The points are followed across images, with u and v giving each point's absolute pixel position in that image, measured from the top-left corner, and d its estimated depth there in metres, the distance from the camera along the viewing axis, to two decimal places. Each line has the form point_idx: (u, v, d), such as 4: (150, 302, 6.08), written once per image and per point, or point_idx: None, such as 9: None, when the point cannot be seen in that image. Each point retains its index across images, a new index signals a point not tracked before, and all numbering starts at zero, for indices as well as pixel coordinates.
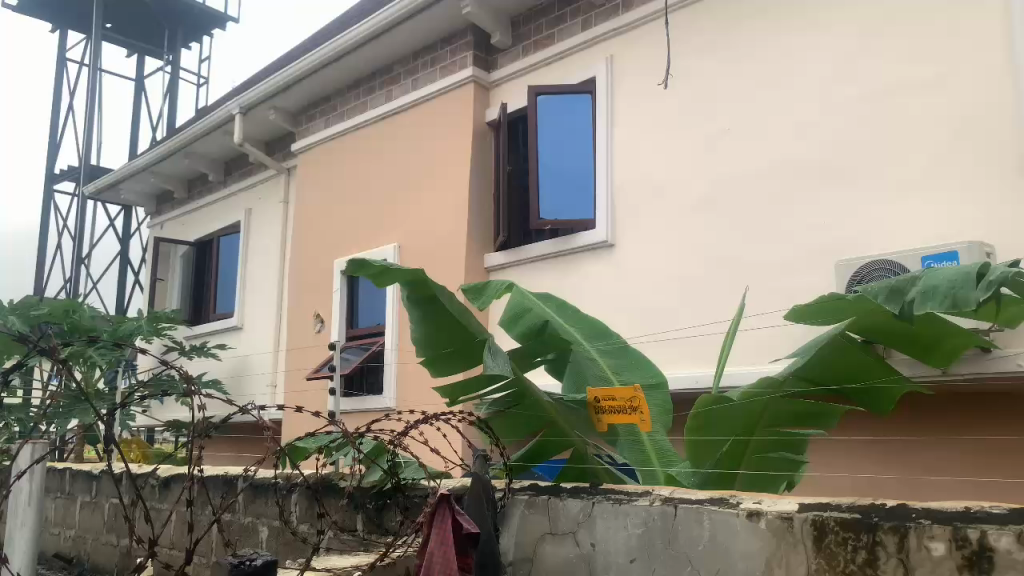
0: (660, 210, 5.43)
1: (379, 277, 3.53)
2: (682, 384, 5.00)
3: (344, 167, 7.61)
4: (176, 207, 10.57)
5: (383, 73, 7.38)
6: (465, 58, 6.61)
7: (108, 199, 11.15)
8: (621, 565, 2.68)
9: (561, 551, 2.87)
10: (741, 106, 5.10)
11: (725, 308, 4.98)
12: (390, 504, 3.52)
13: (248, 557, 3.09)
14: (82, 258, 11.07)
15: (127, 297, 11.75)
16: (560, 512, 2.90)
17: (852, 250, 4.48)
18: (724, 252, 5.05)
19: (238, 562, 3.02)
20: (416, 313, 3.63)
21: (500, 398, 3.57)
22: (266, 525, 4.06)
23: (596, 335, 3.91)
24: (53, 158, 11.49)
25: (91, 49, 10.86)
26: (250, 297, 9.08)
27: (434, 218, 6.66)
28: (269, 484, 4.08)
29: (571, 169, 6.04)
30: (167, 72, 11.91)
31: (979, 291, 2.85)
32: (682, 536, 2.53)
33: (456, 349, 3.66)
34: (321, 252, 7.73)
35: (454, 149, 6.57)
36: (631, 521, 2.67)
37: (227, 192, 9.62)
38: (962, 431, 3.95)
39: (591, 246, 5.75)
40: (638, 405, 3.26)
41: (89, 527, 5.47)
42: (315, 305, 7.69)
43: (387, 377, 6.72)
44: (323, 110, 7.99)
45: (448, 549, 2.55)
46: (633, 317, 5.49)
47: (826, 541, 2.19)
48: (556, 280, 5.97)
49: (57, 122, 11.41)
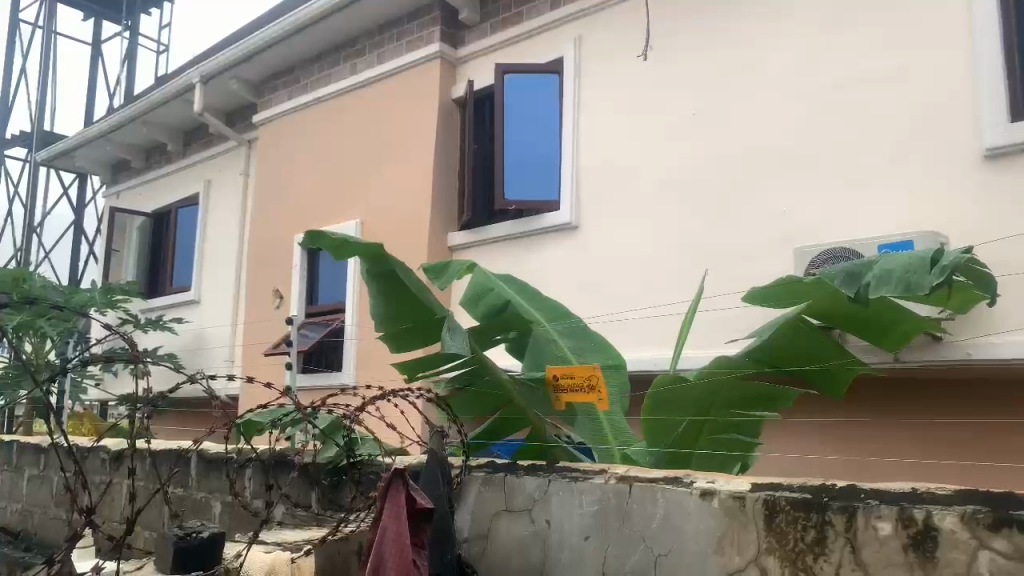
0: (625, 192, 5.42)
1: (338, 250, 3.46)
2: (641, 365, 5.03)
3: (307, 140, 7.48)
4: (134, 176, 10.33)
5: (347, 45, 7.25)
6: (432, 33, 6.54)
7: (62, 166, 10.84)
8: (575, 543, 2.69)
9: (516, 528, 2.87)
10: (707, 91, 5.10)
11: (685, 291, 5.02)
12: (345, 480, 3.48)
13: (196, 528, 3.06)
14: (34, 228, 10.78)
15: (81, 268, 11.48)
16: (516, 489, 2.91)
17: (812, 238, 4.53)
18: (688, 234, 5.05)
19: (184, 534, 2.97)
20: (374, 288, 3.55)
21: (459, 375, 3.55)
22: (218, 500, 3.99)
23: (557, 317, 3.92)
24: (4, 122, 11.12)
25: (45, 11, 10.51)
26: (208, 269, 8.92)
27: (396, 194, 6.59)
28: (222, 458, 4.00)
29: (537, 149, 6.03)
30: (125, 38, 11.60)
31: (933, 276, 2.90)
32: (635, 514, 2.55)
33: (415, 325, 3.59)
34: (281, 227, 7.62)
35: (418, 126, 6.51)
36: (586, 498, 2.69)
37: (186, 162, 9.40)
38: (912, 415, 4.05)
39: (555, 227, 5.73)
40: (595, 384, 3.19)
41: (38, 500, 5.34)
42: (273, 282, 7.61)
43: (345, 355, 6.69)
44: (286, 81, 7.82)
45: (401, 525, 2.48)
46: (597, 296, 5.48)
47: (777, 520, 2.22)
48: (519, 259, 5.95)
49: (8, 84, 11.02)
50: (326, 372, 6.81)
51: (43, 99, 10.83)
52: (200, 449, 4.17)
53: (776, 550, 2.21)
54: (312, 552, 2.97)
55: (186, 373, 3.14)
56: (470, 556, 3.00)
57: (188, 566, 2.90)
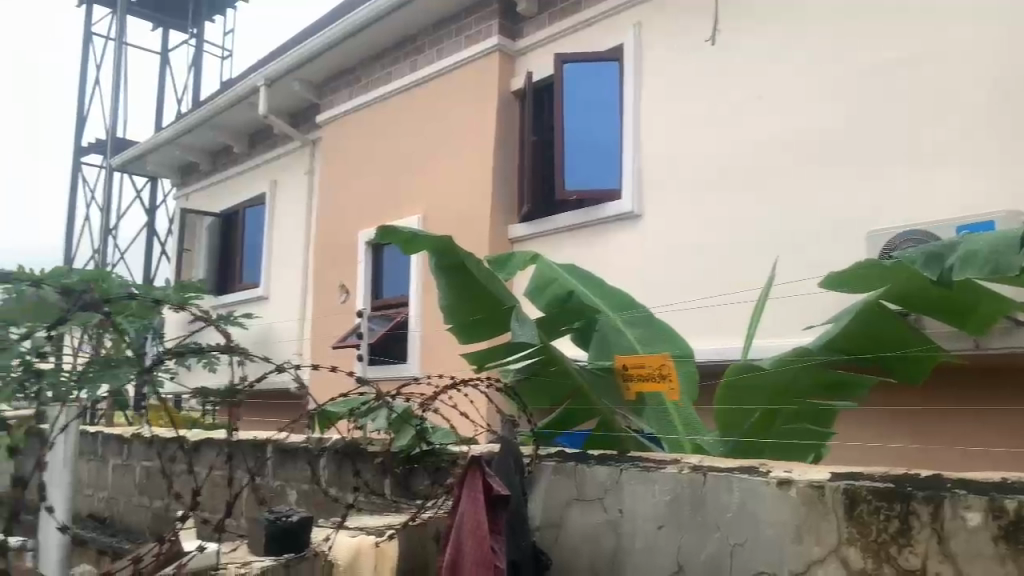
0: (687, 180, 5.36)
1: (409, 246, 3.49)
2: (708, 355, 4.98)
3: (371, 138, 7.57)
4: (203, 178, 10.64)
5: (407, 43, 7.32)
6: (490, 27, 6.56)
7: (135, 171, 11.23)
8: (649, 532, 2.68)
9: (589, 517, 2.88)
10: (770, 75, 5.00)
11: (752, 279, 4.94)
12: (417, 468, 3.56)
13: (286, 512, 3.14)
14: (110, 230, 11.20)
15: (155, 268, 11.90)
16: (588, 479, 2.91)
17: (884, 221, 4.40)
18: (753, 220, 4.97)
19: (275, 517, 3.05)
20: (443, 282, 3.59)
21: (526, 366, 3.57)
22: (295, 488, 4.11)
23: (621, 307, 3.91)
24: (81, 130, 11.58)
25: (117, 22, 10.90)
26: (276, 266, 9.15)
27: (458, 188, 6.64)
28: (299, 447, 4.11)
29: (598, 139, 6.00)
30: (192, 46, 11.95)
31: (1022, 258, 2.78)
32: (710, 503, 2.52)
33: (484, 318, 3.62)
34: (345, 224, 7.76)
35: (479, 120, 6.54)
36: (659, 488, 2.67)
37: (252, 163, 9.63)
38: (993, 403, 3.91)
39: (617, 217, 5.69)
40: (666, 372, 3.15)
41: (121, 488, 5.58)
42: (340, 278, 7.76)
43: (410, 348, 6.78)
44: (348, 80, 7.94)
45: (480, 511, 2.53)
46: (661, 286, 5.43)
47: (859, 510, 2.17)
48: (582, 250, 5.94)
49: (84, 93, 11.47)
50: (393, 365, 6.93)
51: (116, 107, 11.24)
52: (277, 439, 4.28)
53: (857, 540, 2.17)
54: (396, 537, 3.08)
55: (276, 362, 3.17)
56: (543, 544, 3.02)
57: (281, 549, 2.99)
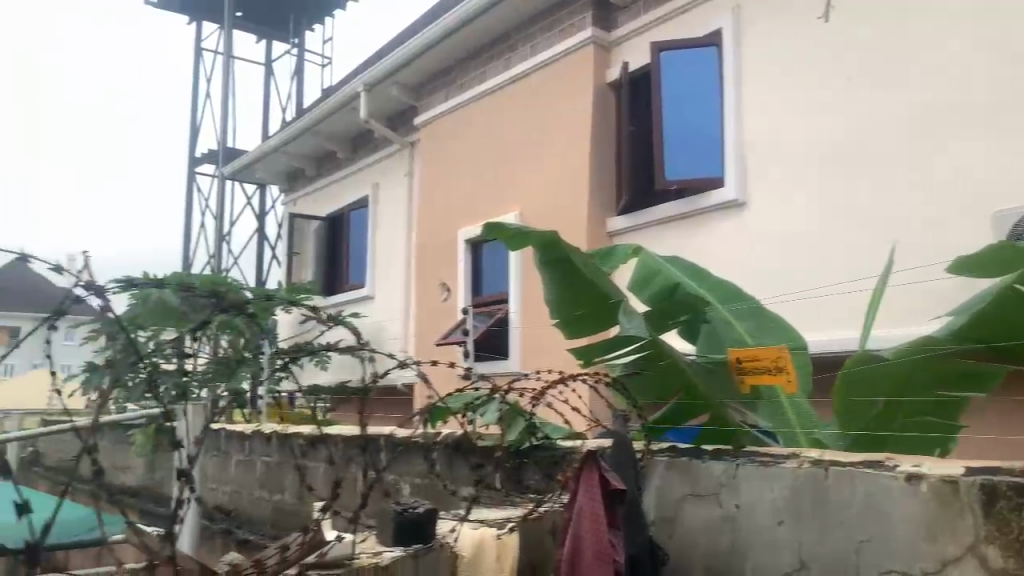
0: (793, 165, 5.19)
1: (515, 242, 3.52)
2: (820, 345, 4.82)
3: (467, 136, 7.67)
4: (309, 184, 11.05)
5: (501, 40, 7.36)
6: (584, 19, 6.53)
7: (245, 179, 11.77)
8: (768, 528, 2.62)
9: (704, 512, 2.83)
10: (879, 52, 4.79)
11: (866, 266, 4.74)
12: (527, 463, 3.60)
13: (410, 504, 3.23)
14: (224, 236, 11.78)
15: (266, 271, 12.44)
16: (702, 474, 2.86)
17: (1011, 201, 4.14)
18: (866, 205, 4.77)
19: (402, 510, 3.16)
20: (549, 276, 3.61)
21: (634, 360, 3.56)
22: (408, 482, 4.22)
23: (729, 298, 3.84)
24: (195, 142, 12.22)
25: (224, 36, 11.43)
26: (380, 266, 9.42)
27: (555, 183, 6.64)
28: (410, 441, 4.22)
29: (698, 128, 5.89)
30: (293, 55, 12.39)
31: None
32: (833, 499, 2.44)
33: (591, 311, 3.60)
34: (445, 222, 7.90)
35: (575, 113, 6.52)
36: (777, 483, 2.61)
37: (355, 167, 9.93)
38: None
39: (720, 206, 5.57)
40: (783, 365, 3.10)
41: (243, 482, 5.87)
42: (441, 276, 7.90)
43: (512, 343, 6.84)
44: (444, 81, 8.07)
45: (597, 506, 2.56)
46: (768, 276, 5.28)
47: (998, 507, 2.06)
48: (683, 241, 5.85)
49: (197, 107, 12.10)
50: (497, 361, 7.02)
51: (226, 119, 11.79)
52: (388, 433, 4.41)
53: (997, 539, 2.06)
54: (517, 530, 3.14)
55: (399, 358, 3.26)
56: (657, 539, 2.99)
57: (407, 540, 3.09)
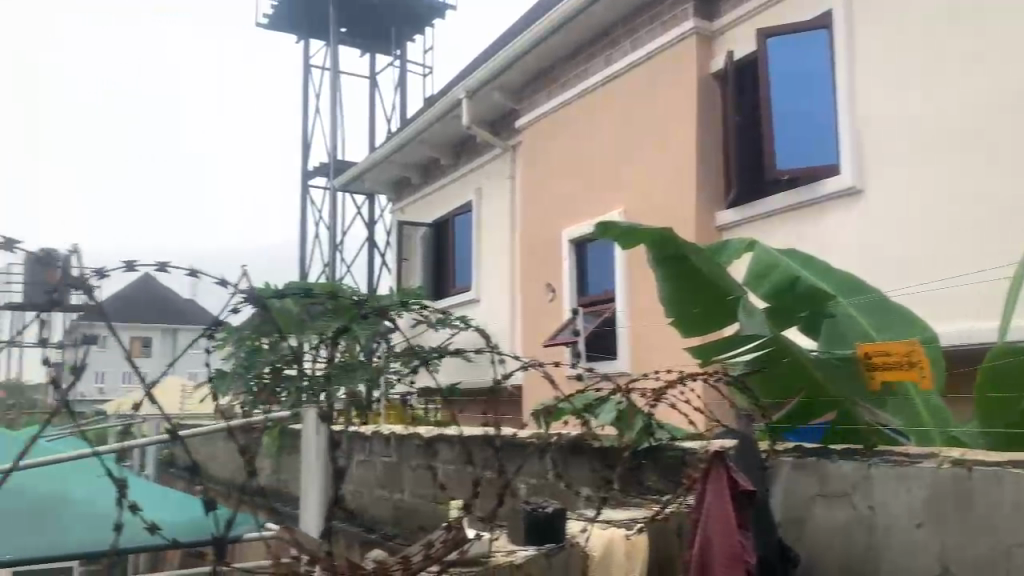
0: (914, 148, 4.93)
1: (627, 240, 3.49)
2: (951, 338, 4.56)
3: (569, 136, 7.67)
4: (415, 191, 11.32)
5: (600, 37, 7.32)
6: (685, 10, 6.42)
7: (354, 189, 12.18)
8: (907, 531, 2.50)
9: (836, 514, 2.73)
10: (1007, 23, 4.49)
11: (1001, 252, 4.45)
12: (646, 464, 3.57)
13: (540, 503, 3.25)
14: (337, 245, 12.22)
15: (376, 277, 12.82)
16: (832, 474, 2.76)
17: None
18: (997, 187, 4.48)
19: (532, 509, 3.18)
20: (664, 274, 3.57)
21: (756, 357, 3.48)
22: (524, 482, 4.26)
23: (852, 291, 3.73)
24: (307, 156, 12.74)
25: (331, 53, 11.87)
26: (486, 270, 9.53)
27: (661, 179, 6.55)
28: (524, 442, 4.25)
29: (810, 115, 5.69)
30: (396, 66, 12.73)
31: None
32: (978, 501, 2.31)
33: (706, 309, 3.54)
34: (549, 223, 7.92)
35: (679, 107, 6.41)
36: (916, 483, 2.49)
37: (459, 173, 10.09)
38: None
39: (837, 195, 5.34)
40: (917, 359, 2.90)
41: (364, 482, 6.07)
42: (547, 277, 7.93)
43: (621, 343, 6.79)
44: (544, 82, 8.10)
45: (727, 508, 2.50)
46: (891, 266, 5.04)
47: None
48: (797, 233, 5.65)
49: (308, 122, 12.61)
50: (606, 360, 6.99)
51: (335, 132, 12.23)
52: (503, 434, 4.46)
53: None
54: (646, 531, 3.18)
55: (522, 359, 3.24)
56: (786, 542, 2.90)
57: (540, 539, 3.12)
